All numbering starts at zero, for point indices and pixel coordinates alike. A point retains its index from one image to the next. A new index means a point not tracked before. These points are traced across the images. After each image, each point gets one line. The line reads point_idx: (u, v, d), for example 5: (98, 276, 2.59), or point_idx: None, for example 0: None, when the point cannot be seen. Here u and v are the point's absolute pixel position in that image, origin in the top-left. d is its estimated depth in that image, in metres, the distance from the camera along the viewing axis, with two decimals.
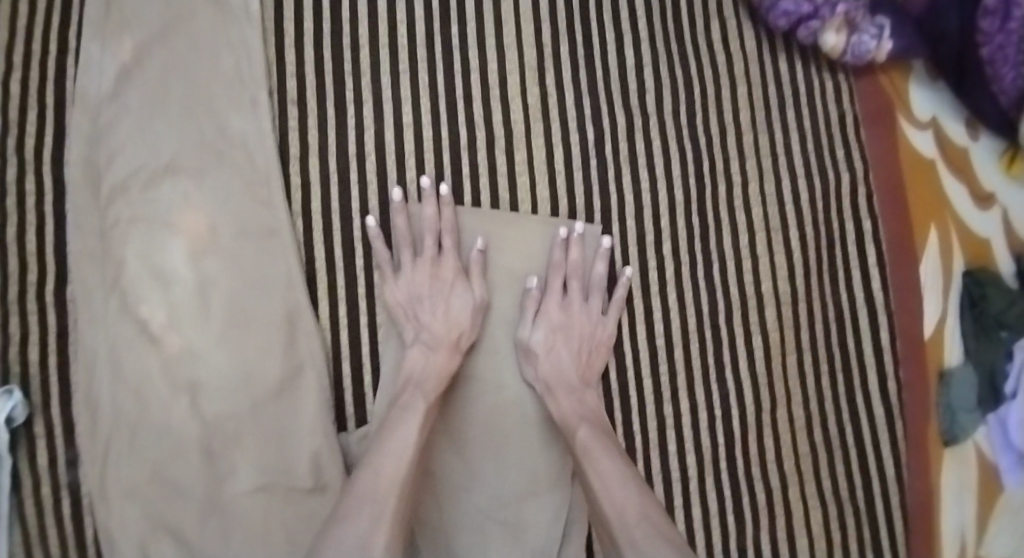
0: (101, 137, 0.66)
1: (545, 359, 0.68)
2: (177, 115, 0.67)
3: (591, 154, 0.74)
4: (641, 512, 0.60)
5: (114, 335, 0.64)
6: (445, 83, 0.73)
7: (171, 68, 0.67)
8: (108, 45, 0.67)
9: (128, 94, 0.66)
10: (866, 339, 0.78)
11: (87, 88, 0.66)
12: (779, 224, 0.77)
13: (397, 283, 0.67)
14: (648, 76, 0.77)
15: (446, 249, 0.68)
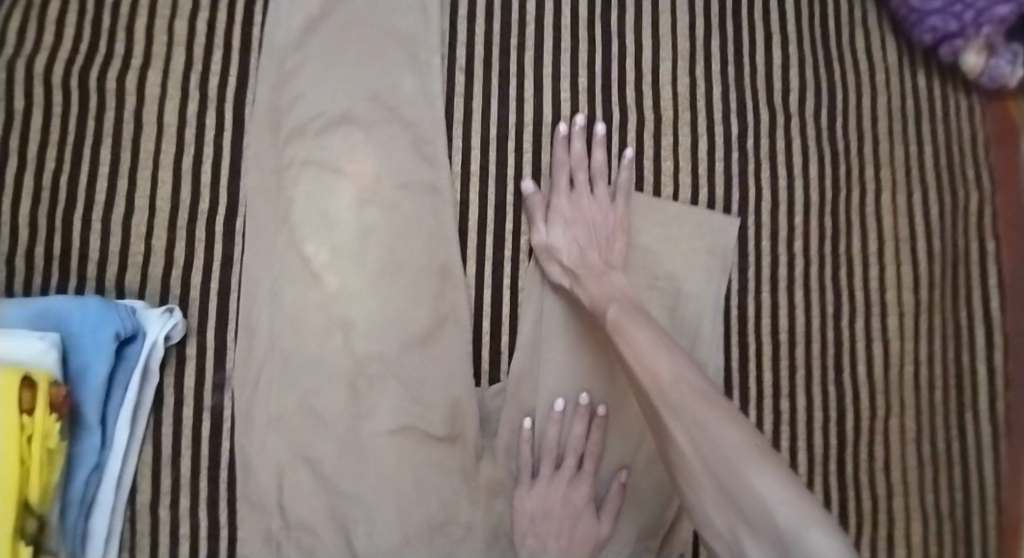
0: (283, 80, 0.69)
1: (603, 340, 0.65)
2: (357, 68, 0.70)
3: (733, 147, 0.76)
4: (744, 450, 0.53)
5: (280, 268, 0.67)
6: (603, 64, 0.75)
7: (354, 25, 0.70)
8: None
9: (312, 46, 0.70)
10: (980, 356, 0.79)
11: (274, 34, 0.70)
12: (907, 235, 0.78)
13: (531, 491, 0.67)
14: (793, 77, 0.79)
15: (585, 471, 0.68)
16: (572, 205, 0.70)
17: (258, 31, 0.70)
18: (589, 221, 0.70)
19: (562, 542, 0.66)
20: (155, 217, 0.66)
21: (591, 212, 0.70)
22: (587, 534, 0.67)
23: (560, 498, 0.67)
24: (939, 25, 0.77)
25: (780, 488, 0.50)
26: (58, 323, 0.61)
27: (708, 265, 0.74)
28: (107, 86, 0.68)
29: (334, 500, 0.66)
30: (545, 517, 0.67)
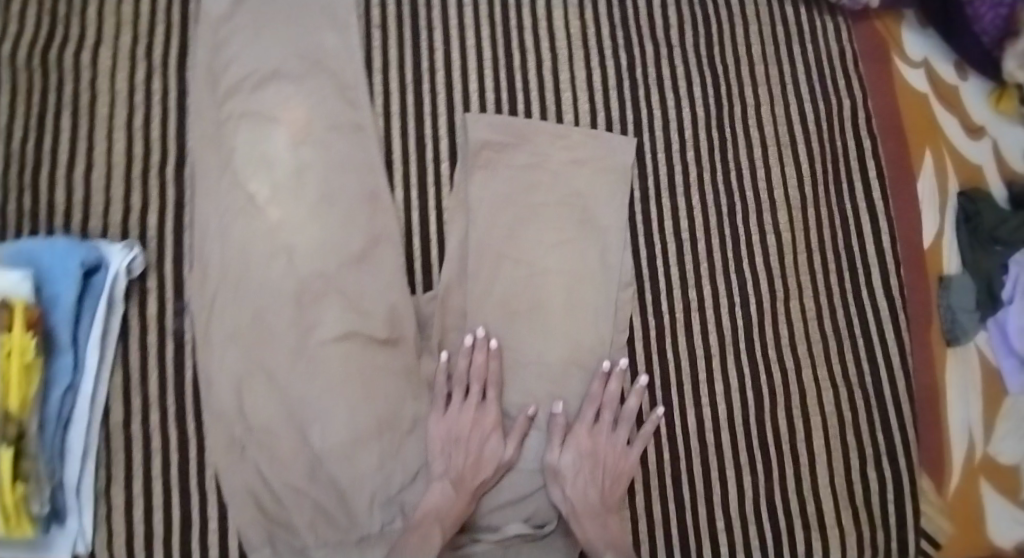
0: (219, 39, 0.79)
1: (570, 482, 0.74)
2: (282, 29, 0.79)
3: (624, 76, 0.87)
4: (613, 460, 0.76)
5: (227, 204, 0.75)
6: (501, 12, 0.86)
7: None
8: None
9: (242, 12, 0.79)
10: (870, 241, 0.88)
11: (210, 7, 0.79)
12: (788, 140, 0.89)
13: (443, 417, 0.75)
14: (672, 13, 0.89)
15: (490, 399, 0.75)
16: (591, 436, 0.76)
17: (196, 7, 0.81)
18: (600, 458, 0.76)
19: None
20: (113, 169, 0.76)
21: (605, 447, 0.76)
22: (491, 456, 0.74)
23: (467, 430, 0.74)
24: None
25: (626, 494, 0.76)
26: (29, 260, 0.69)
27: (611, 179, 0.83)
28: (66, 64, 0.78)
29: (288, 407, 0.73)
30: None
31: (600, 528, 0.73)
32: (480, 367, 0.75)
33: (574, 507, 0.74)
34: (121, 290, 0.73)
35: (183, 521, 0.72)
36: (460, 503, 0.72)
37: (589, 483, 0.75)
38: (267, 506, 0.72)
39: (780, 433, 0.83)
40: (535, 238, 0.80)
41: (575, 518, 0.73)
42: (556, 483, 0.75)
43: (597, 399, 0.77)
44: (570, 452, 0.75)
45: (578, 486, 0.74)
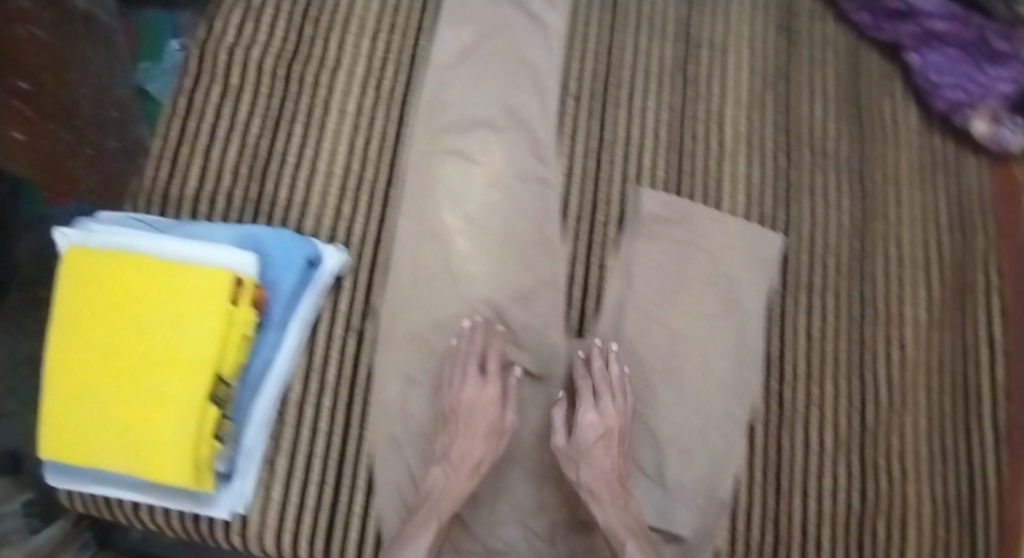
0: (438, 85, 0.90)
1: (586, 464, 0.77)
2: (494, 87, 0.91)
3: (782, 178, 0.95)
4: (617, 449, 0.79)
5: (423, 229, 0.86)
6: (681, 103, 0.95)
7: (492, 56, 0.91)
8: (455, 30, 0.91)
9: (463, 66, 0.91)
10: (985, 371, 0.95)
11: (435, 56, 0.90)
12: (924, 262, 0.98)
13: (450, 392, 0.80)
14: (832, 129, 0.98)
15: (490, 372, 0.80)
16: (597, 414, 0.79)
17: (421, 49, 0.91)
18: (611, 432, 0.79)
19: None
20: (332, 180, 0.87)
21: (608, 420, 0.79)
22: (491, 426, 0.79)
23: (468, 414, 0.78)
24: (952, 95, 0.96)
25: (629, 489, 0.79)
26: (258, 245, 0.79)
27: (759, 268, 0.91)
28: (306, 81, 0.89)
29: (442, 415, 0.80)
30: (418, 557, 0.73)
31: (620, 510, 0.77)
32: (480, 354, 0.81)
33: (590, 486, 0.77)
34: (325, 286, 0.82)
35: (334, 501, 0.80)
36: (461, 481, 0.77)
37: (600, 462, 0.78)
38: (412, 502, 0.81)
39: (878, 536, 0.88)
40: (687, 312, 0.88)
41: (593, 497, 0.77)
42: (571, 463, 0.78)
43: (599, 381, 0.80)
44: (585, 436, 0.78)
45: (591, 468, 0.77)
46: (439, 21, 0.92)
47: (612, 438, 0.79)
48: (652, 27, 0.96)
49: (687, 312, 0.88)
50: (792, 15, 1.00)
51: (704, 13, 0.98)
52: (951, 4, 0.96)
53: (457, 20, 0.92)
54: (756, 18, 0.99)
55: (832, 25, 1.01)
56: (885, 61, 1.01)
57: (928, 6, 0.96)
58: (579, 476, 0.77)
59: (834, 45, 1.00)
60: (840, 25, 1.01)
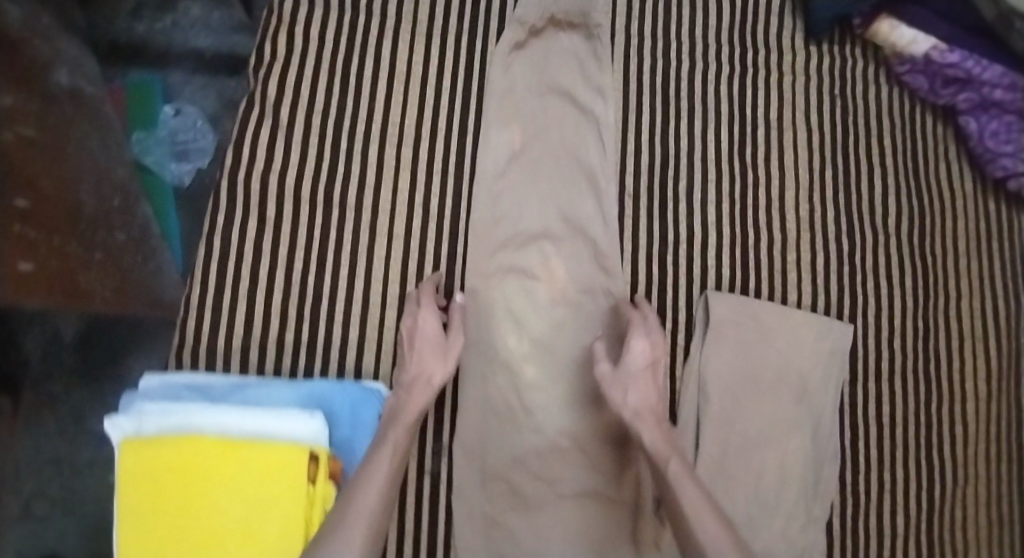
0: (490, 195, 0.84)
1: (631, 390, 0.75)
2: (549, 194, 0.85)
3: (845, 262, 0.92)
4: (654, 381, 0.76)
5: (488, 357, 0.81)
6: (740, 191, 0.91)
7: (546, 158, 0.86)
8: (504, 134, 0.86)
9: (515, 172, 0.85)
10: None
11: (485, 164, 0.85)
12: (981, 334, 0.97)
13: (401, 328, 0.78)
14: (891, 201, 0.95)
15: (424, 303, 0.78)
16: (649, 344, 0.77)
17: (470, 159, 0.85)
18: (654, 365, 0.77)
19: (372, 520, 0.64)
20: (386, 311, 0.82)
21: (656, 353, 0.77)
22: (422, 341, 0.75)
23: (427, 349, 0.75)
24: (1008, 164, 0.95)
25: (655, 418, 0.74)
26: (322, 403, 0.74)
27: (828, 363, 0.88)
28: (349, 205, 0.83)
29: (401, 354, 0.77)
30: (370, 508, 0.64)
31: (658, 428, 0.73)
32: (429, 292, 0.79)
33: (635, 411, 0.74)
34: None
35: None
36: (410, 402, 0.72)
37: (645, 391, 0.75)
38: None
39: None
40: (763, 418, 0.85)
41: (638, 419, 0.74)
42: (613, 386, 0.76)
43: (642, 319, 0.80)
44: (628, 364, 0.77)
45: (638, 393, 0.75)
46: (488, 121, 0.86)
47: (647, 370, 0.77)
48: (709, 109, 0.92)
49: (764, 418, 0.85)
50: (845, 82, 0.96)
51: (760, 87, 0.94)
52: (1012, 71, 0.92)
53: (506, 120, 0.86)
54: (810, 89, 0.95)
55: (887, 87, 0.97)
56: (940, 123, 0.98)
57: (988, 75, 0.92)
58: (620, 401, 0.75)
59: (888, 112, 0.97)
60: (895, 87, 0.98)
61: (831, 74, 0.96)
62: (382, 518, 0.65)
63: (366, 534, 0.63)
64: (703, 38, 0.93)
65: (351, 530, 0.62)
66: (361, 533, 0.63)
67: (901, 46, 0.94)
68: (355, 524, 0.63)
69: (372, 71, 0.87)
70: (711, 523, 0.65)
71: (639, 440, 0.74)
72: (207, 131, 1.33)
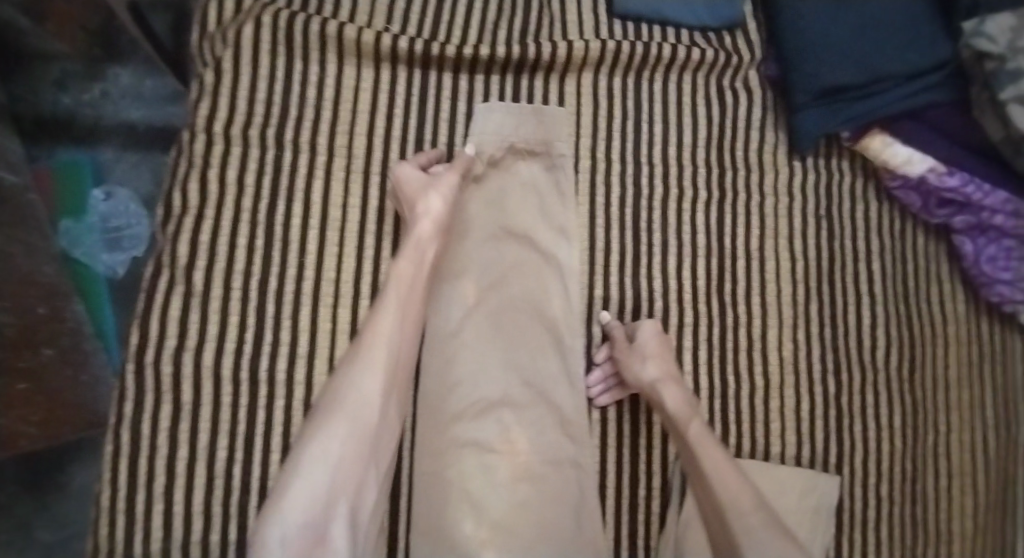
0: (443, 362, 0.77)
1: (651, 359, 0.77)
2: (506, 356, 0.78)
3: (830, 405, 0.85)
4: (668, 350, 0.79)
5: (442, 548, 0.73)
6: (717, 333, 0.84)
7: (503, 313, 0.79)
8: (457, 287, 0.79)
9: (469, 331, 0.78)
10: None
11: (438, 321, 0.78)
12: (972, 468, 0.90)
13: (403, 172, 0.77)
14: (880, 333, 0.88)
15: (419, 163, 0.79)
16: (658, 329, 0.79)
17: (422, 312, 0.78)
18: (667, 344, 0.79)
19: (391, 356, 0.71)
20: None
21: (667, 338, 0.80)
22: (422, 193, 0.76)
23: (434, 189, 0.76)
24: (1005, 291, 0.88)
25: (669, 386, 0.77)
26: None
27: (814, 521, 0.81)
28: (279, 379, 0.74)
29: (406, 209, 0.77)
30: (386, 347, 0.70)
31: (678, 395, 0.76)
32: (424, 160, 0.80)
33: (656, 378, 0.76)
34: None
35: None
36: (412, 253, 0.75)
37: (664, 360, 0.77)
38: None
39: None
40: None
41: (659, 386, 0.76)
42: (631, 359, 0.76)
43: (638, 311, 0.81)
44: (645, 337, 0.78)
45: (657, 361, 0.77)
46: (438, 278, 0.80)
47: (664, 339, 0.79)
48: (682, 243, 0.85)
49: None
50: (831, 199, 0.89)
51: (740, 214, 0.87)
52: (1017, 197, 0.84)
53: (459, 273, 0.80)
54: (792, 211, 0.88)
55: (876, 202, 0.91)
56: (932, 240, 0.92)
57: (990, 201, 0.84)
58: (642, 369, 0.76)
59: (877, 232, 0.90)
60: (886, 200, 0.91)
61: (816, 191, 0.89)
62: (398, 351, 0.71)
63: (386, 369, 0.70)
64: (676, 161, 0.87)
65: (372, 363, 0.69)
66: (382, 369, 0.69)
67: (895, 164, 0.86)
68: (375, 359, 0.69)
69: (307, 217, 0.78)
70: (733, 485, 0.71)
71: (657, 402, 0.77)
72: (142, 214, 1.15)
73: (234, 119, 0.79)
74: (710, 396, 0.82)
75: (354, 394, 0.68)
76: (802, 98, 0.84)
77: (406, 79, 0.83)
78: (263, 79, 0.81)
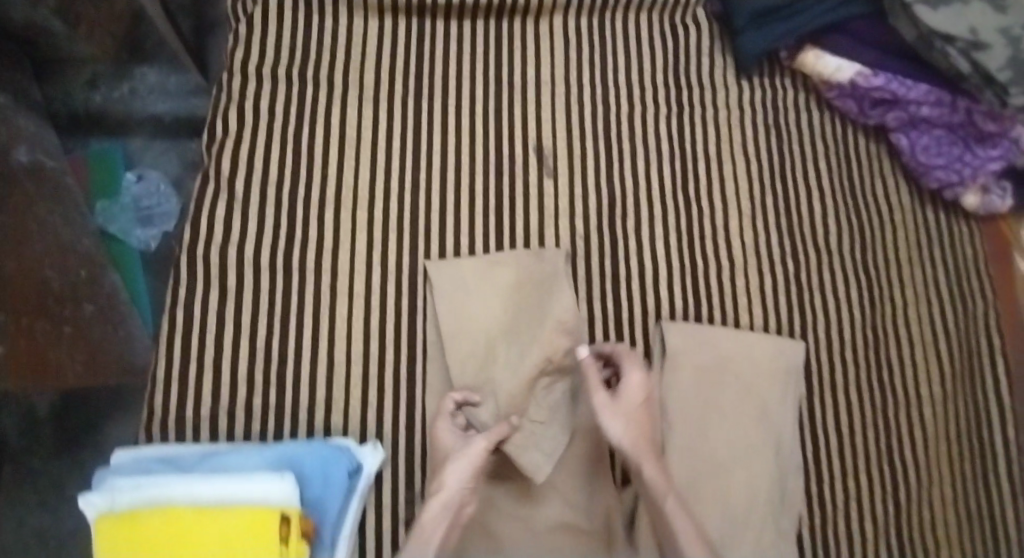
0: (461, 363, 0.83)
1: (622, 422, 0.77)
2: (501, 276, 0.87)
3: (791, 284, 0.96)
4: (640, 397, 0.79)
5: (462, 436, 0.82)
6: (685, 224, 0.95)
7: (497, 263, 0.88)
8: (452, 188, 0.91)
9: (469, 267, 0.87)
10: (997, 430, 1.00)
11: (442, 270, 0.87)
12: (931, 338, 1.01)
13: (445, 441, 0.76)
14: (831, 222, 1.00)
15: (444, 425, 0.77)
16: (630, 381, 0.80)
17: (439, 241, 0.89)
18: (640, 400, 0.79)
19: (433, 532, 0.69)
20: (350, 367, 0.83)
21: (640, 385, 0.80)
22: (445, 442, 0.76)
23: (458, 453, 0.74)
24: (943, 177, 0.98)
25: (641, 447, 0.76)
26: (295, 465, 0.76)
27: (785, 381, 0.91)
28: (306, 268, 0.85)
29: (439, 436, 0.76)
30: (443, 501, 0.70)
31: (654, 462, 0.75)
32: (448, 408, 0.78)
33: (631, 441, 0.76)
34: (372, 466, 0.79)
35: None
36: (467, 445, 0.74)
37: (639, 420, 0.78)
38: None
39: None
40: (734, 433, 0.88)
41: (636, 451, 0.76)
42: (609, 416, 0.77)
43: (619, 350, 0.82)
44: (608, 405, 0.78)
45: (632, 421, 0.77)
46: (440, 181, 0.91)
47: (643, 399, 0.80)
48: (648, 151, 0.97)
49: (735, 432, 0.88)
50: (777, 111, 1.02)
51: (697, 124, 0.99)
52: (937, 88, 0.96)
53: (468, 273, 0.87)
54: (744, 122, 1.01)
55: (819, 111, 1.03)
56: (872, 141, 1.04)
57: (914, 94, 0.96)
58: (619, 431, 0.77)
59: (821, 137, 1.02)
60: (827, 111, 1.03)
61: (763, 105, 1.02)
62: (455, 497, 0.71)
63: (436, 545, 0.68)
64: (639, 84, 1.00)
65: (433, 518, 0.69)
66: (438, 507, 0.70)
67: (827, 74, 0.98)
68: (437, 508, 0.70)
69: (321, 138, 0.91)
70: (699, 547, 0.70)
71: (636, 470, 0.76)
72: (170, 194, 1.27)
73: (259, 62, 0.93)
74: (683, 273, 0.93)
75: (422, 537, 0.68)
76: (741, 22, 0.98)
77: (401, 26, 0.97)
78: (279, 30, 0.95)
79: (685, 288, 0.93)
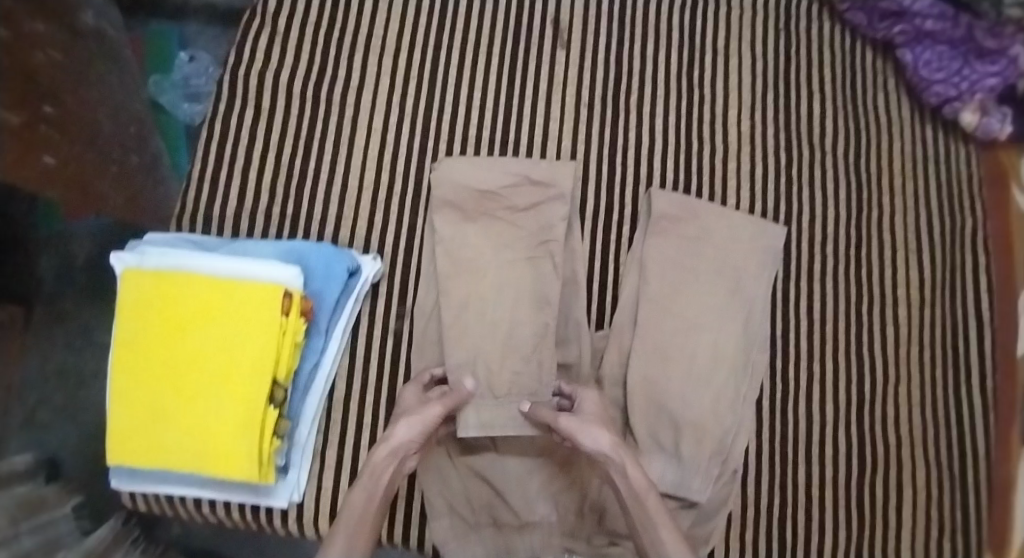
0: (448, 255, 0.92)
1: (587, 439, 0.80)
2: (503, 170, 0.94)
3: (781, 173, 1.02)
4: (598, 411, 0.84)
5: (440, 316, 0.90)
6: (684, 107, 1.03)
7: (497, 164, 0.95)
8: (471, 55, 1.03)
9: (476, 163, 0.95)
10: (974, 342, 1.01)
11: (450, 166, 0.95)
12: (915, 245, 1.04)
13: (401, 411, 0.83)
14: (828, 121, 1.05)
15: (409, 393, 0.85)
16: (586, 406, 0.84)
17: (454, 95, 1.01)
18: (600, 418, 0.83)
19: (374, 491, 0.78)
20: (360, 193, 0.97)
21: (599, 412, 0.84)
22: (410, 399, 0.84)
23: (411, 422, 0.81)
24: (942, 90, 1.03)
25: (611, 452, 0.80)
26: (301, 257, 0.86)
27: (763, 257, 0.96)
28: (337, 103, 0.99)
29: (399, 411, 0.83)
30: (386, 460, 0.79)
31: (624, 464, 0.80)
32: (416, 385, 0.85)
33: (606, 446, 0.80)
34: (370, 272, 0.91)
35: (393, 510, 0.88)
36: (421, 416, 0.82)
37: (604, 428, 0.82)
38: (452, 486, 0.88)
39: (875, 495, 0.95)
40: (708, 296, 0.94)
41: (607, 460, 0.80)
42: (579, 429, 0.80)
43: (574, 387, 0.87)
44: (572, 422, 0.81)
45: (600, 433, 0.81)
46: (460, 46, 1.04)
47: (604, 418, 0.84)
48: (658, 40, 1.05)
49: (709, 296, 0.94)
50: (788, 16, 1.08)
51: (709, 20, 1.07)
52: (940, 3, 1.02)
53: (473, 166, 0.95)
54: (755, 22, 1.07)
55: (830, 23, 1.09)
56: (879, 57, 1.09)
57: (919, 6, 1.02)
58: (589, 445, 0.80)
59: (828, 46, 1.08)
60: (839, 25, 1.09)
61: (775, 8, 1.08)
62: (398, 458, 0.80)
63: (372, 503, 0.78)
64: None
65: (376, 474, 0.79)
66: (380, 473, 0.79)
67: None
68: (380, 465, 0.79)
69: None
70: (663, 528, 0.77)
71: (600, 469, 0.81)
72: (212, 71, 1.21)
73: None
74: (676, 150, 1.01)
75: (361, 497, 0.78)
76: None
77: None
78: None
79: (676, 163, 1.00)
